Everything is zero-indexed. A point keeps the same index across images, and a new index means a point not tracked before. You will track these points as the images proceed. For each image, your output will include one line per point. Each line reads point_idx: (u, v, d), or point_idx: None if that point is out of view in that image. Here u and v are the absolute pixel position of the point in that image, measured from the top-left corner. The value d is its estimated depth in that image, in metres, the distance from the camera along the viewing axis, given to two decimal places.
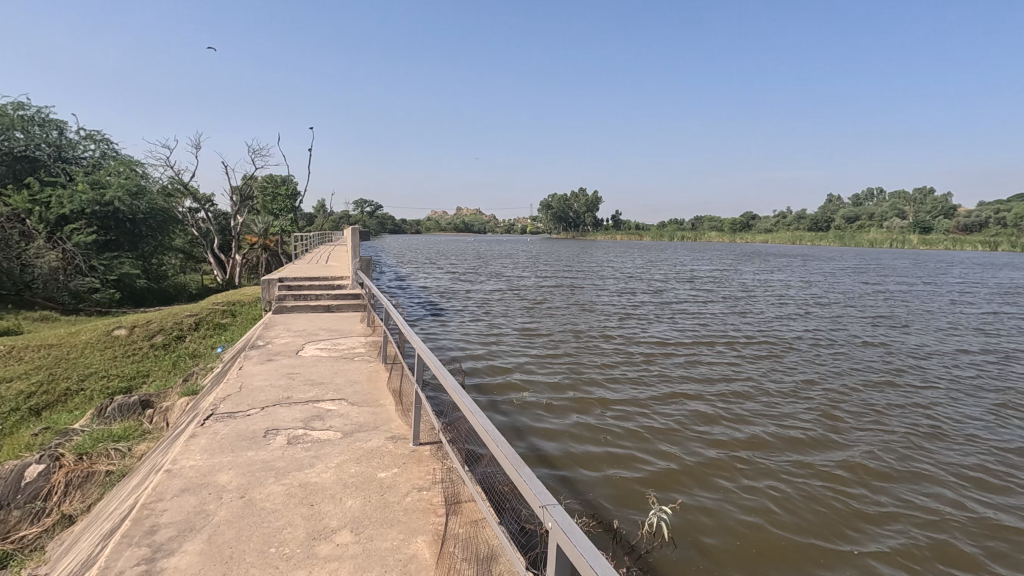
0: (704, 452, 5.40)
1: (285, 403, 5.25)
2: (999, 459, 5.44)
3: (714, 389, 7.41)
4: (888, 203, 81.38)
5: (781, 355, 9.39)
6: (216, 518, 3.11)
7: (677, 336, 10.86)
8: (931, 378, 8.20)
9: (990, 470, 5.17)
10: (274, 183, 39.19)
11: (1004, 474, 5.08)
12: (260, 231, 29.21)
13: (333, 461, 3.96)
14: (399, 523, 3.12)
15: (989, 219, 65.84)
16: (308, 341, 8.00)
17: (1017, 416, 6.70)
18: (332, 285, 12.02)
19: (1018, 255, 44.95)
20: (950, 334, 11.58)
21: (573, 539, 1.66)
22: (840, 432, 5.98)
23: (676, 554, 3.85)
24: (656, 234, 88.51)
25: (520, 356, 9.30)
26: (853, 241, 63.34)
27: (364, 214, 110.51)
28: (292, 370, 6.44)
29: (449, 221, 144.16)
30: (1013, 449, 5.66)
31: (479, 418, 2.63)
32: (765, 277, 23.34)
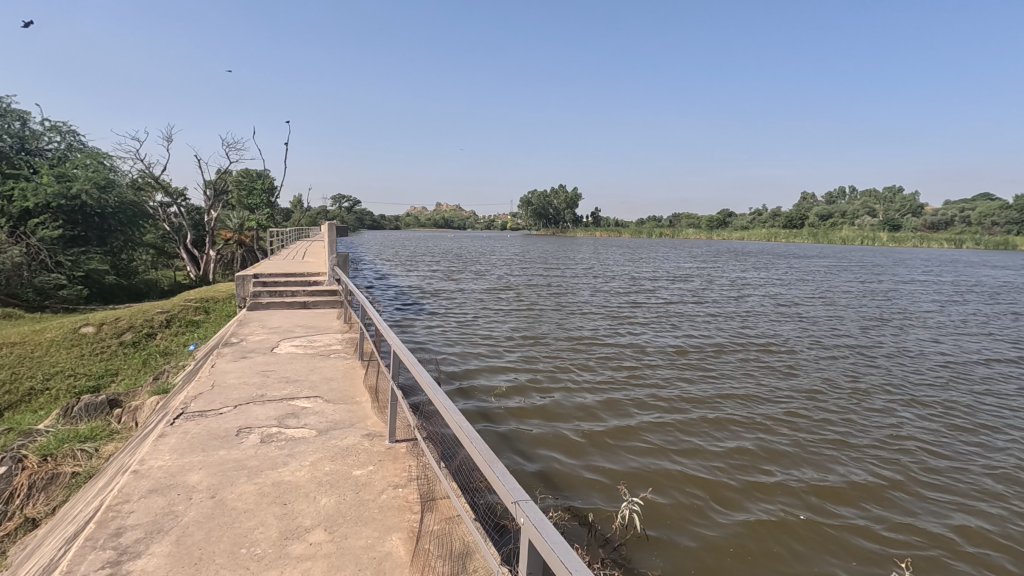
0: (675, 454, 5.56)
1: (259, 401, 5.16)
2: (958, 461, 5.68)
3: (688, 390, 7.58)
4: (859, 203, 83.11)
5: (753, 355, 9.61)
6: (185, 519, 3.04)
7: (656, 337, 10.95)
8: (893, 378, 8.51)
9: (956, 477, 5.33)
10: (250, 177, 38.39)
11: (952, 474, 5.38)
12: (235, 226, 28.65)
13: (307, 459, 3.91)
14: (375, 521, 3.09)
15: (955, 218, 67.85)
16: (284, 339, 7.90)
17: (968, 415, 7.05)
18: (309, 282, 11.83)
19: (981, 254, 46.17)
20: (913, 334, 11.98)
21: (546, 536, 1.66)
22: (813, 435, 6.13)
23: (649, 548, 3.99)
24: (634, 231, 89.04)
25: (498, 354, 9.36)
26: (827, 237, 64.67)
27: (341, 208, 108.99)
28: (266, 368, 6.33)
29: (429, 216, 143.06)
30: (977, 455, 5.85)
31: (454, 414, 2.63)
32: (744, 276, 23.59)
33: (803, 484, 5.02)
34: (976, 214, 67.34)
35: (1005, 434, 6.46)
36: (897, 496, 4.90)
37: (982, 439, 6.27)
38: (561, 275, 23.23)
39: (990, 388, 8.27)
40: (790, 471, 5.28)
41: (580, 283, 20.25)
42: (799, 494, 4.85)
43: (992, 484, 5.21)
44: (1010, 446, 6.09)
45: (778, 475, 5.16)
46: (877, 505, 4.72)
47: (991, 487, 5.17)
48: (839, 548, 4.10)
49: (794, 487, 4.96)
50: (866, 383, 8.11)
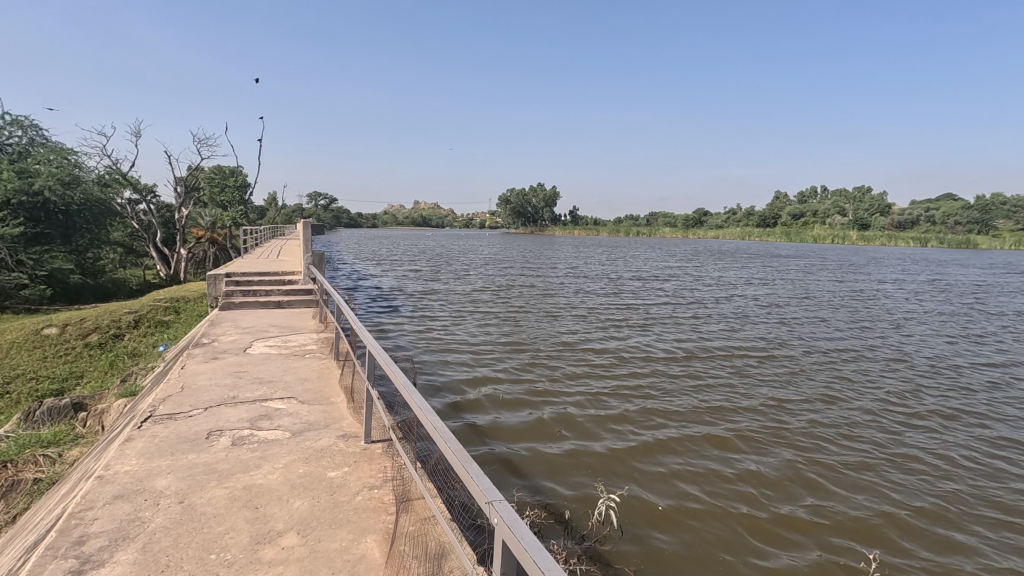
0: (650, 453, 5.66)
1: (231, 402, 5.06)
2: (916, 454, 5.93)
3: (661, 390, 7.71)
4: (829, 202, 84.93)
5: (725, 355, 9.84)
6: (152, 525, 2.96)
7: (633, 338, 11.06)
8: (857, 376, 8.81)
9: (920, 472, 5.50)
10: (223, 175, 37.61)
11: (909, 467, 5.63)
12: (207, 224, 28.02)
13: (280, 461, 3.84)
14: (350, 523, 3.06)
15: (921, 218, 69.88)
16: (258, 339, 7.76)
17: (926, 411, 7.36)
18: (284, 281, 11.63)
19: (944, 253, 47.62)
20: (877, 333, 12.39)
21: (518, 536, 1.66)
22: (781, 433, 6.30)
23: (624, 544, 4.06)
24: (612, 229, 89.62)
25: (476, 355, 9.34)
26: (799, 236, 66.14)
27: (317, 207, 107.46)
28: (238, 369, 6.21)
29: (408, 215, 142.10)
30: (943, 453, 6.02)
31: (429, 415, 2.61)
32: (718, 277, 23.99)
33: (776, 484, 5.12)
34: (941, 214, 69.49)
35: (969, 432, 6.67)
36: (865, 494, 5.03)
37: (946, 437, 6.45)
38: (539, 275, 23.32)
39: (954, 387, 8.52)
40: (763, 471, 5.38)
41: (557, 284, 20.35)
42: (771, 493, 4.96)
43: (946, 476, 5.46)
44: (963, 440, 6.39)
45: (753, 476, 5.25)
46: (846, 504, 4.84)
47: (944, 478, 5.44)
48: (808, 545, 4.20)
49: (767, 487, 5.07)
50: (831, 383, 8.39)
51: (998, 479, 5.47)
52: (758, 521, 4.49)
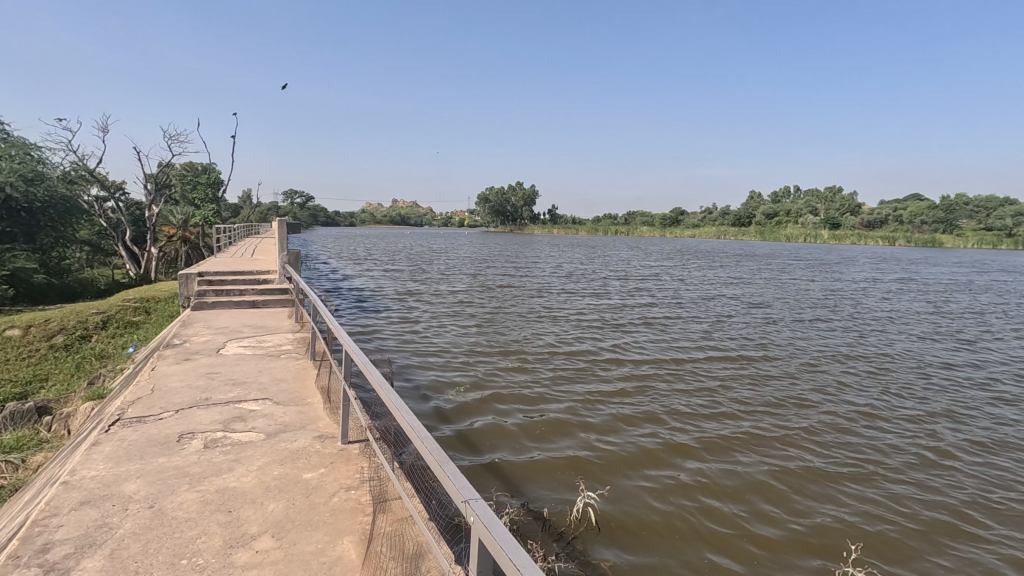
0: (625, 453, 5.76)
1: (203, 404, 4.96)
2: (877, 452, 6.15)
3: (637, 392, 7.82)
4: (801, 202, 86.67)
5: (700, 355, 10.00)
6: (121, 531, 2.89)
7: (611, 338, 11.13)
8: (825, 375, 9.05)
9: (880, 470, 5.72)
10: (194, 173, 36.76)
11: (872, 464, 5.84)
12: (179, 222, 27.35)
13: (254, 464, 3.78)
14: (325, 525, 3.02)
15: (889, 217, 71.76)
16: (232, 339, 7.61)
17: (888, 409, 7.63)
18: (259, 281, 11.43)
19: (911, 252, 48.98)
20: (846, 332, 12.75)
21: (495, 534, 1.66)
22: (751, 434, 6.47)
23: (603, 541, 4.15)
24: (591, 228, 90.21)
25: (454, 356, 9.34)
26: (773, 235, 67.31)
27: (294, 205, 105.82)
28: (211, 370, 6.08)
29: (386, 213, 140.62)
30: (906, 452, 6.24)
31: (405, 415, 2.58)
32: (694, 277, 24.34)
33: (749, 484, 5.22)
34: (908, 214, 71.36)
35: (936, 432, 6.85)
36: (840, 495, 5.12)
37: (908, 437, 6.70)
38: (518, 275, 23.35)
39: (921, 387, 8.76)
40: (739, 471, 5.48)
41: (537, 283, 20.37)
42: (745, 492, 5.05)
43: (905, 473, 5.68)
44: (921, 438, 6.65)
45: (728, 476, 5.33)
46: (818, 502, 4.96)
47: (904, 474, 5.66)
48: (781, 543, 4.28)
49: (742, 487, 5.15)
50: (801, 382, 8.61)
51: (966, 479, 5.63)
52: (735, 520, 4.58)
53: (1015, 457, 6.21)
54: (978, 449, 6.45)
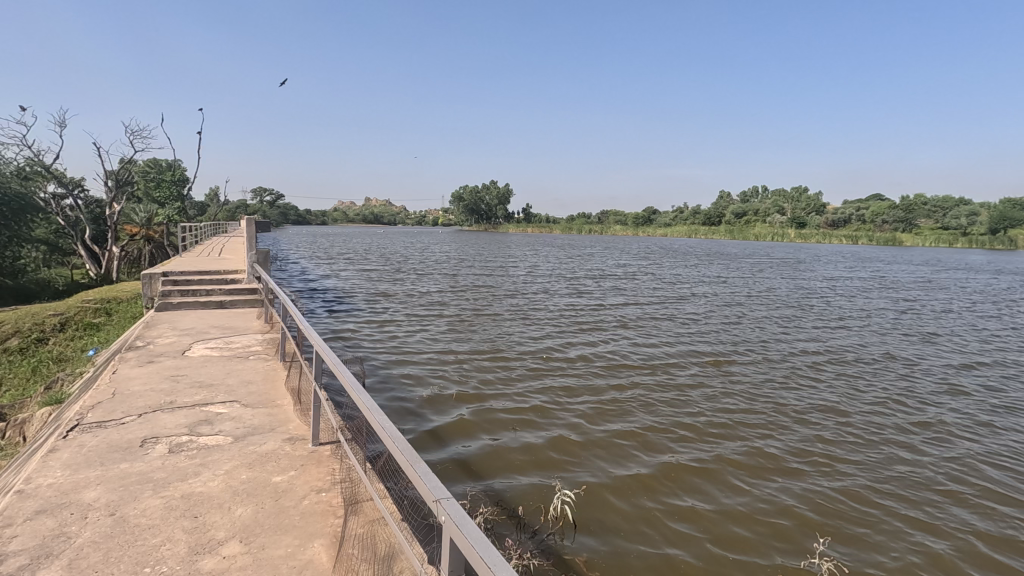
0: (597, 451, 5.82)
1: (168, 408, 4.82)
2: (840, 441, 6.34)
3: (609, 390, 7.91)
4: (769, 202, 88.66)
5: (671, 354, 10.16)
6: (79, 541, 2.79)
7: (584, 338, 11.21)
8: (791, 369, 9.30)
9: (843, 459, 5.90)
10: (158, 171, 35.65)
11: (835, 453, 6.02)
12: (142, 221, 26.49)
13: (221, 468, 3.69)
14: (296, 529, 2.97)
15: (853, 216, 73.89)
16: (197, 341, 7.41)
17: (850, 400, 7.88)
18: (227, 281, 11.15)
19: (873, 251, 50.55)
20: (811, 329, 13.11)
21: (465, 532, 1.67)
22: (720, 428, 6.61)
23: (577, 539, 4.22)
24: (565, 227, 90.70)
25: (428, 357, 9.29)
26: (742, 234, 68.63)
27: (263, 204, 103.63)
28: (176, 372, 5.91)
29: (357, 211, 138.45)
30: (866, 440, 6.45)
31: (376, 415, 2.56)
32: (667, 276, 24.69)
33: (718, 478, 5.33)
34: (871, 213, 73.60)
35: (901, 422, 7.06)
36: (810, 486, 5.24)
37: (869, 425, 6.91)
38: (492, 275, 23.32)
39: (886, 379, 9.02)
40: (711, 467, 5.57)
41: (512, 284, 20.40)
42: (717, 488, 5.15)
43: (867, 460, 5.87)
44: (882, 427, 6.88)
45: (699, 472, 5.43)
46: (789, 495, 5.06)
47: (865, 462, 5.84)
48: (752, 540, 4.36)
49: (714, 483, 5.24)
50: (768, 376, 8.83)
51: (930, 467, 5.80)
52: (708, 517, 4.65)
53: (976, 445, 6.42)
54: (934, 436, 6.70)
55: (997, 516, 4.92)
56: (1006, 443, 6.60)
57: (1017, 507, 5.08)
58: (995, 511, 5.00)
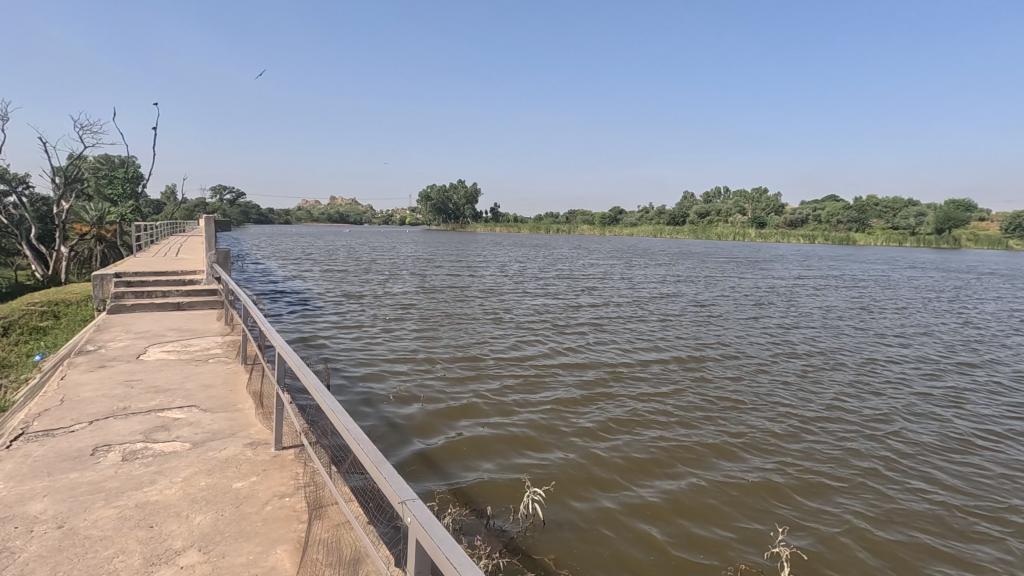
0: (566, 447, 5.88)
1: (121, 414, 4.62)
2: (797, 434, 6.57)
3: (577, 388, 7.98)
4: (731, 202, 90.98)
5: (637, 353, 10.33)
6: (25, 556, 2.65)
7: (552, 338, 11.28)
8: (752, 367, 9.57)
9: (800, 450, 6.11)
10: (111, 168, 34.22)
11: (792, 445, 6.23)
12: (94, 220, 25.41)
13: (178, 475, 3.57)
14: (258, 535, 2.90)
15: (809, 217, 76.50)
16: (153, 344, 7.13)
17: (807, 394, 8.16)
18: (184, 282, 10.79)
19: (829, 249, 52.45)
20: (771, 327, 13.51)
21: (431, 533, 1.65)
22: (684, 423, 6.75)
23: (546, 536, 4.27)
24: (533, 226, 91.07)
25: (395, 359, 9.20)
26: (705, 234, 70.30)
27: (223, 203, 100.60)
28: (130, 377, 5.67)
29: (322, 211, 135.89)
30: (821, 431, 6.70)
31: (340, 417, 2.52)
32: (633, 276, 25.09)
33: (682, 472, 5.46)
34: (827, 213, 76.35)
35: (857, 416, 7.33)
36: (773, 479, 5.39)
37: (824, 418, 7.18)
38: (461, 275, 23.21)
39: (842, 375, 9.36)
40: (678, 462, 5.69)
41: (480, 284, 20.34)
42: (682, 481, 5.28)
43: (821, 451, 6.10)
44: (836, 419, 7.15)
45: (663, 466, 5.55)
46: (751, 489, 5.20)
47: (820, 453, 6.07)
48: (715, 533, 4.47)
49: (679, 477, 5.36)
50: (729, 373, 9.05)
51: (883, 458, 6.03)
52: (672, 512, 4.76)
53: (926, 436, 6.70)
54: (883, 425, 7.01)
55: (947, 501, 5.15)
56: (949, 431, 6.96)
57: (959, 492, 5.36)
58: (946, 497, 5.23)
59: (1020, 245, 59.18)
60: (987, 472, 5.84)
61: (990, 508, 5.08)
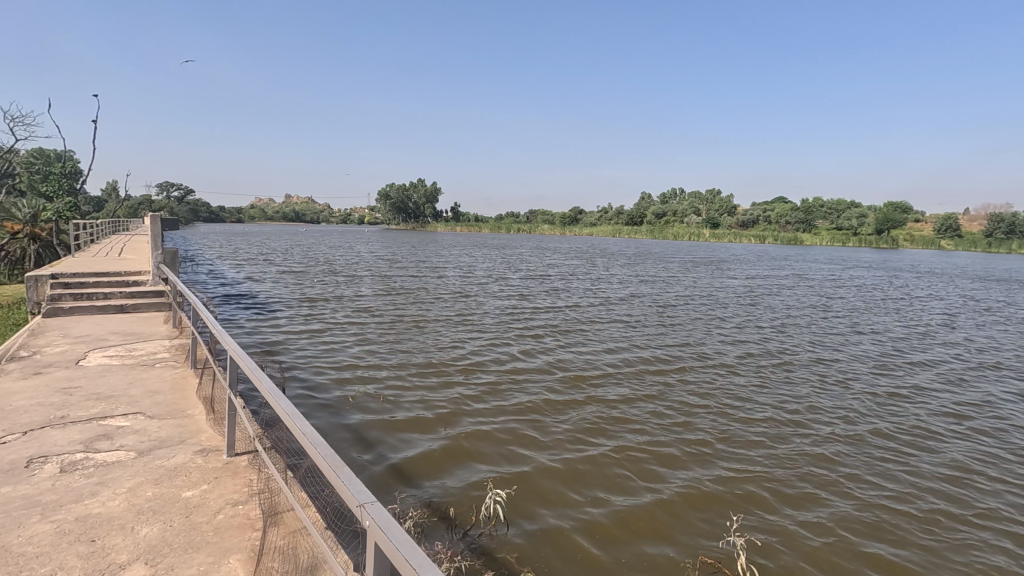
0: (527, 452, 5.91)
1: (59, 423, 4.38)
2: (747, 432, 6.83)
3: (536, 392, 8.06)
4: (686, 203, 93.58)
5: (596, 355, 10.51)
6: None
7: (513, 342, 11.32)
8: (706, 368, 9.88)
9: (750, 448, 6.35)
10: (46, 164, 32.22)
11: (742, 443, 6.48)
12: (28, 217, 23.87)
13: (123, 486, 3.40)
14: (209, 545, 2.80)
15: (760, 217, 79.56)
16: (93, 349, 6.76)
17: (756, 393, 8.50)
18: (128, 283, 10.28)
19: (779, 249, 54.61)
20: (725, 328, 14.00)
21: (390, 536, 1.64)
22: (641, 424, 6.92)
23: (507, 537, 4.30)
24: (494, 226, 91.21)
25: (353, 365, 9.04)
26: (662, 234, 72.12)
27: (170, 201, 96.37)
28: (68, 385, 5.36)
29: (276, 209, 132.13)
30: (769, 428, 6.99)
31: (296, 421, 2.46)
32: (593, 278, 25.51)
33: (639, 472, 5.58)
34: (776, 214, 79.44)
35: (805, 414, 7.66)
36: (726, 476, 5.58)
37: (773, 415, 7.49)
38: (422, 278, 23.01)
39: (793, 376, 9.74)
40: (638, 463, 5.82)
41: (442, 286, 20.27)
42: (640, 480, 5.41)
43: (769, 448, 6.37)
44: (783, 416, 7.47)
45: (622, 467, 5.67)
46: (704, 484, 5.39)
47: (768, 450, 6.32)
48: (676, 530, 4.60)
49: (635, 474, 5.52)
50: (684, 375, 9.33)
51: (826, 452, 6.35)
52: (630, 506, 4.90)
53: (868, 431, 7.08)
54: (826, 422, 7.37)
55: (891, 495, 5.42)
56: (886, 425, 7.38)
57: (893, 482, 5.71)
58: (895, 492, 5.48)
59: (950, 244, 63.28)
60: (932, 468, 6.16)
61: (936, 503, 5.34)
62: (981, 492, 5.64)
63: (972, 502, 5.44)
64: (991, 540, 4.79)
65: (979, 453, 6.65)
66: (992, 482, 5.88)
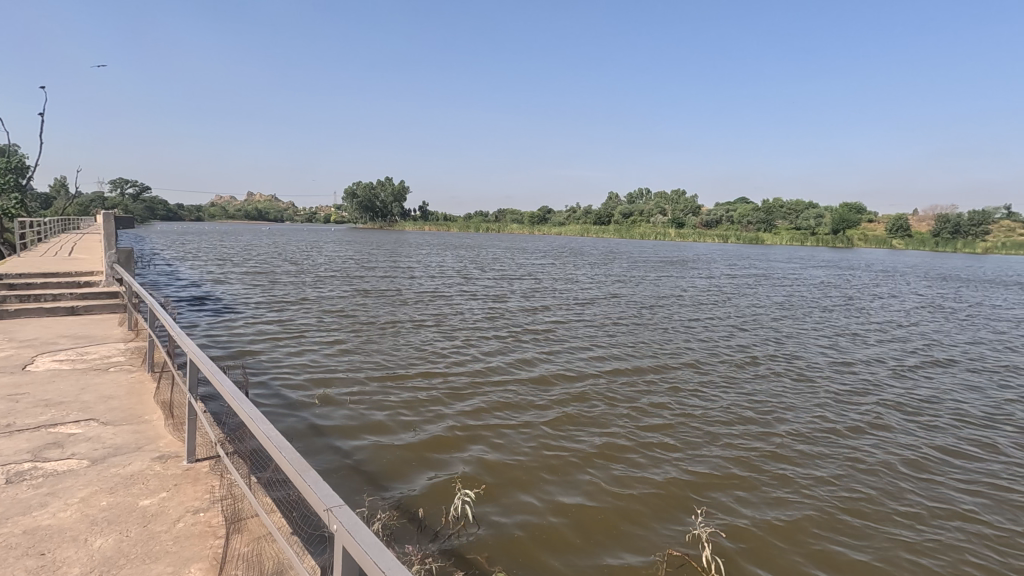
0: (497, 458, 5.90)
1: (4, 432, 4.15)
2: (711, 434, 6.98)
3: (505, 397, 8.05)
4: (652, 204, 95.09)
5: (566, 357, 10.56)
6: None
7: (482, 345, 11.28)
8: (672, 369, 10.05)
9: (714, 450, 6.50)
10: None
11: (707, 445, 6.62)
12: None
13: (75, 496, 3.25)
14: (168, 555, 2.71)
15: (723, 218, 81.54)
16: (41, 354, 6.42)
17: (721, 394, 8.69)
18: (79, 284, 9.83)
19: (740, 248, 56.07)
20: (690, 329, 14.28)
21: (358, 538, 1.62)
22: (609, 427, 6.98)
23: (477, 538, 4.30)
24: (462, 225, 90.91)
25: (318, 370, 8.86)
26: (629, 234, 73.15)
27: (123, 197, 92.54)
28: (14, 391, 5.09)
29: (237, 207, 128.42)
30: (733, 429, 7.17)
31: (260, 425, 2.40)
32: (561, 278, 25.65)
33: (607, 475, 5.65)
34: (738, 214, 81.57)
35: (766, 414, 7.88)
36: (692, 479, 5.70)
37: (736, 417, 7.67)
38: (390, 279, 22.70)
39: (756, 375, 10.00)
40: (607, 466, 5.89)
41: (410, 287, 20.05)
42: (609, 484, 5.48)
43: (732, 450, 6.51)
44: (745, 417, 7.67)
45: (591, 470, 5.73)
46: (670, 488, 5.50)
47: (732, 452, 6.47)
48: (642, 530, 4.68)
49: (604, 477, 5.59)
50: (650, 377, 9.47)
51: (786, 453, 6.54)
52: (598, 508, 4.97)
53: (825, 432, 7.33)
54: (785, 422, 7.60)
55: (846, 495, 5.64)
56: (843, 424, 7.66)
57: (848, 482, 5.94)
58: (849, 492, 5.69)
59: (901, 244, 66.07)
60: (885, 465, 6.43)
61: (889, 502, 5.57)
62: (930, 490, 5.92)
63: (923, 500, 5.69)
64: (939, 535, 5.03)
65: (928, 452, 6.97)
66: (940, 478, 6.16)
